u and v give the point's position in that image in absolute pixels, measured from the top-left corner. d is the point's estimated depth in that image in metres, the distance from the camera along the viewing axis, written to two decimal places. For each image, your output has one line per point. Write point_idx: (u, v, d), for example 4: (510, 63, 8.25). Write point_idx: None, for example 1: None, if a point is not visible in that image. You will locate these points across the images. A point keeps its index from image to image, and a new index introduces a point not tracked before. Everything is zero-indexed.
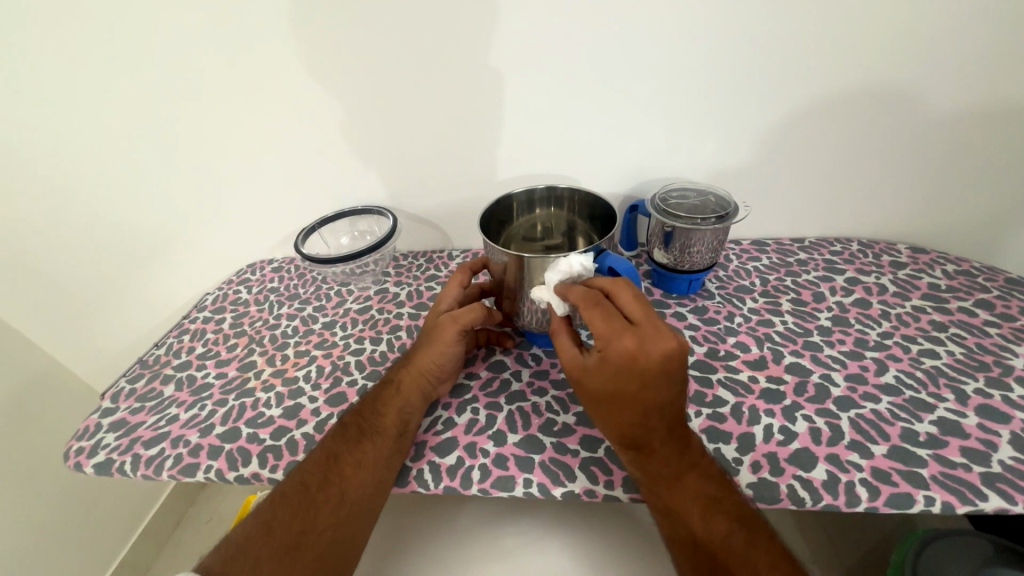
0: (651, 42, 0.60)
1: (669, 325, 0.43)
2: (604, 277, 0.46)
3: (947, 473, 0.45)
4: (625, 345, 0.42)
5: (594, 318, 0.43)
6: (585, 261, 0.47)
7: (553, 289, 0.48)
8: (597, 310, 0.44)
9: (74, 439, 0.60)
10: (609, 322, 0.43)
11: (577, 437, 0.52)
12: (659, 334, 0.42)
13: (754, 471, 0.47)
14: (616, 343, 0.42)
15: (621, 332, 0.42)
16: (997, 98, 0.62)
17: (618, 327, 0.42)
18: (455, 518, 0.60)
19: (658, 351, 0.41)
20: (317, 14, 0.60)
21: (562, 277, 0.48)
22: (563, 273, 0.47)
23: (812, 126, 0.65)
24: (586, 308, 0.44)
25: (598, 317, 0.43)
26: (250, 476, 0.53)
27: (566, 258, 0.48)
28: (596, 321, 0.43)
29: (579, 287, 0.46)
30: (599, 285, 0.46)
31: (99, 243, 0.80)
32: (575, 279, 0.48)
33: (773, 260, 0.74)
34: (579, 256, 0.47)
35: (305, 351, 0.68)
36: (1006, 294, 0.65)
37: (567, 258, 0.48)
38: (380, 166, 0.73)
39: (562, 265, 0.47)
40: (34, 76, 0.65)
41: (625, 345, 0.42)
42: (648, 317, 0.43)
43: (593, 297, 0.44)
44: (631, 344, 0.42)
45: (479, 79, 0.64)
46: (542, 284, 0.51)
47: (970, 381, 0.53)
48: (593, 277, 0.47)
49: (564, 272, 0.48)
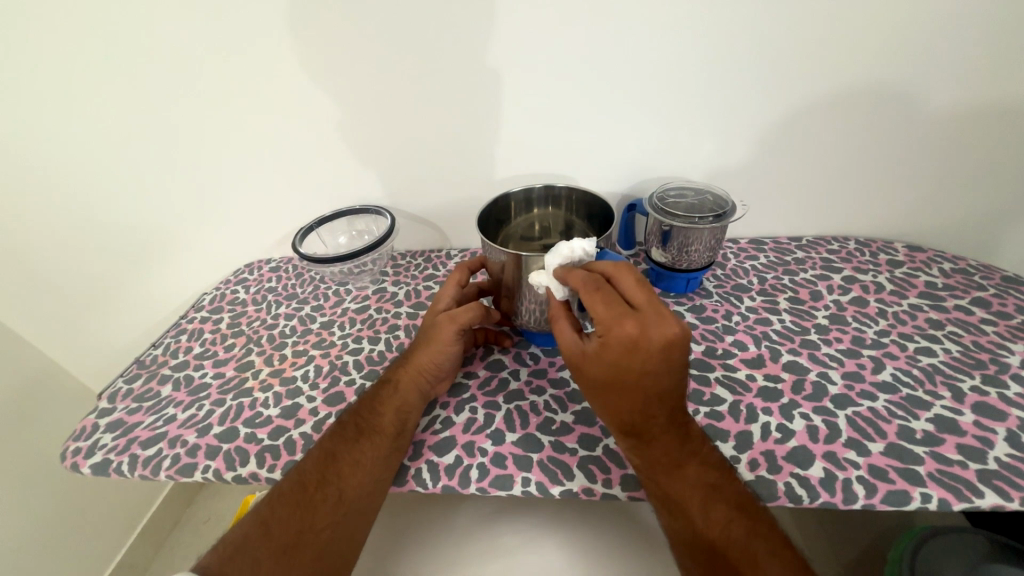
0: (649, 42, 0.60)
1: (671, 311, 0.43)
2: (606, 263, 0.46)
3: (944, 470, 0.45)
4: (626, 330, 0.41)
5: (596, 303, 0.43)
6: (586, 246, 0.48)
7: (553, 275, 0.48)
8: (598, 295, 0.43)
9: (72, 440, 0.60)
10: (611, 308, 0.43)
11: (575, 435, 0.53)
12: (660, 319, 0.42)
13: (752, 468, 0.47)
14: (617, 328, 0.42)
15: (623, 317, 0.42)
16: (993, 98, 0.62)
17: (619, 312, 0.42)
18: (454, 517, 0.60)
19: (660, 336, 0.41)
20: (315, 14, 0.60)
21: (563, 262, 0.48)
22: (563, 258, 0.47)
23: (810, 125, 0.66)
24: (588, 293, 0.44)
25: (599, 303, 0.43)
26: (249, 476, 0.53)
27: (568, 242, 0.48)
28: (598, 306, 0.43)
29: (580, 272, 0.46)
30: (600, 270, 0.46)
31: (96, 243, 0.80)
32: (575, 263, 0.48)
33: (771, 258, 0.74)
34: (581, 242, 0.48)
35: (304, 351, 0.68)
36: (1003, 292, 0.65)
37: (570, 243, 0.48)
38: (378, 166, 0.73)
39: (563, 249, 0.47)
40: (31, 76, 0.65)
41: (627, 330, 0.41)
42: (650, 303, 0.43)
43: (595, 282, 0.44)
44: (633, 329, 0.41)
45: (477, 79, 0.64)
46: (542, 269, 0.50)
47: (967, 379, 0.54)
48: (594, 262, 0.47)
49: (564, 256, 0.47)
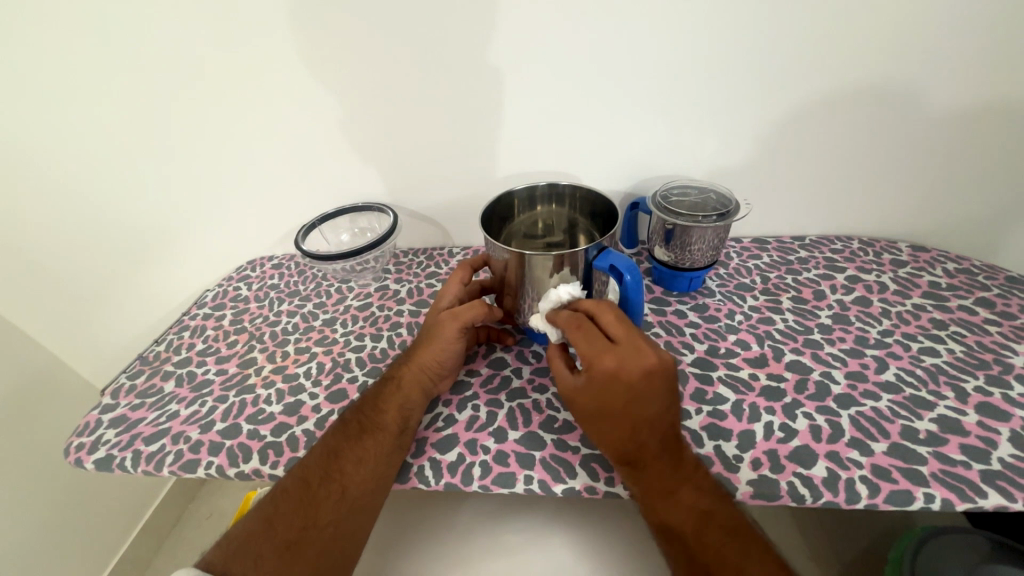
0: (651, 38, 0.60)
1: (650, 344, 0.45)
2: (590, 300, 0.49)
3: (947, 471, 0.45)
4: (605, 364, 0.43)
5: (577, 339, 0.46)
6: (573, 289, 0.51)
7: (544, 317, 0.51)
8: (580, 332, 0.46)
9: (75, 435, 0.60)
10: (592, 343, 0.45)
11: (578, 433, 0.53)
12: (638, 351, 0.44)
13: (754, 467, 0.47)
14: (598, 362, 0.44)
15: (603, 351, 0.44)
16: (998, 97, 0.62)
17: (600, 347, 0.45)
18: (456, 515, 0.60)
19: (638, 367, 0.43)
20: (317, 12, 0.60)
21: (553, 306, 0.51)
22: (553, 302, 0.51)
23: (813, 124, 0.65)
24: (571, 332, 0.47)
25: (580, 339, 0.46)
26: (251, 472, 0.53)
27: (557, 287, 0.52)
28: (580, 343, 0.46)
29: (564, 311, 0.49)
30: (584, 307, 0.48)
31: (98, 240, 0.80)
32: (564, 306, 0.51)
33: (774, 258, 0.74)
34: (568, 285, 0.51)
35: (305, 348, 0.68)
36: (1007, 292, 0.65)
37: (557, 288, 0.51)
38: (380, 164, 0.73)
39: (552, 295, 0.51)
40: (33, 72, 0.64)
41: (607, 363, 0.43)
42: (630, 336, 0.45)
43: (577, 320, 0.47)
44: (613, 362, 0.43)
45: (478, 75, 0.64)
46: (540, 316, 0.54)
47: (971, 380, 0.54)
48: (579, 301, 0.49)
49: (553, 301, 0.51)
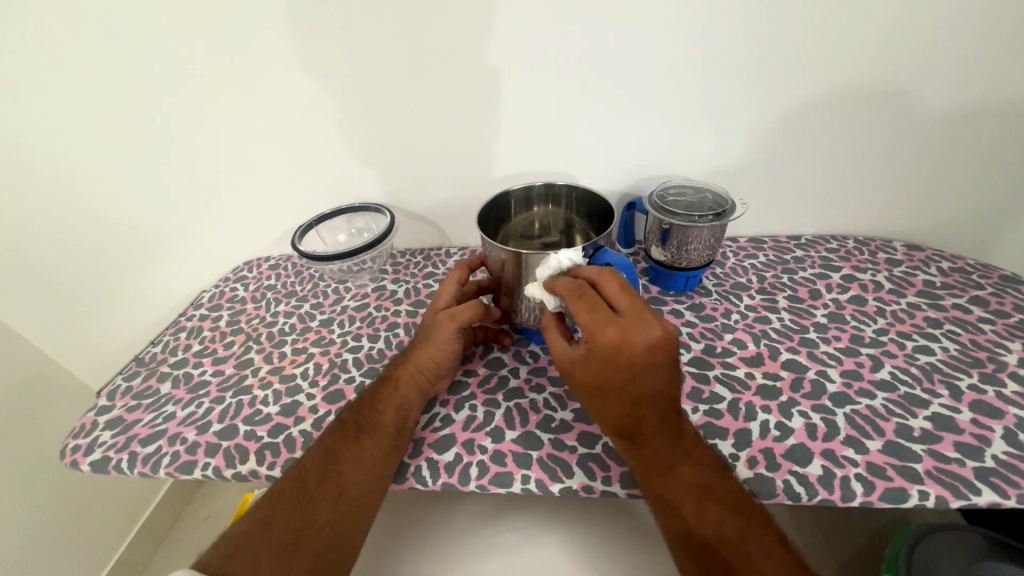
0: (648, 43, 0.60)
1: (656, 314, 0.43)
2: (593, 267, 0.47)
3: (941, 468, 0.45)
4: (608, 336, 0.42)
5: (579, 309, 0.44)
6: (574, 255, 0.48)
7: (543, 286, 0.49)
8: (581, 301, 0.44)
9: (71, 437, 0.60)
10: (594, 314, 0.43)
11: (575, 432, 0.53)
12: (644, 323, 0.43)
13: (751, 466, 0.48)
14: (600, 334, 0.43)
15: (606, 323, 0.43)
16: (991, 99, 0.62)
17: (602, 318, 0.43)
18: (453, 516, 0.60)
19: (642, 339, 0.42)
20: (315, 16, 0.60)
21: (551, 273, 0.48)
22: (551, 269, 0.48)
23: (809, 125, 0.66)
24: (572, 301, 0.45)
25: (582, 308, 0.44)
26: (248, 473, 0.53)
27: (555, 252, 0.48)
28: (582, 313, 0.44)
29: (566, 279, 0.47)
30: (586, 275, 0.46)
31: (95, 241, 0.80)
32: (563, 273, 0.49)
33: (770, 257, 0.74)
34: (569, 251, 0.48)
35: (303, 348, 0.68)
36: (1000, 291, 0.65)
37: (556, 253, 0.48)
38: (378, 166, 0.73)
39: (550, 260, 0.48)
40: (29, 74, 0.64)
41: (610, 336, 0.42)
42: (634, 307, 0.43)
43: (580, 289, 0.45)
44: (615, 335, 0.42)
45: (476, 78, 0.64)
46: (536, 282, 0.51)
47: (965, 377, 0.54)
48: (580, 269, 0.47)
49: (553, 267, 0.48)
